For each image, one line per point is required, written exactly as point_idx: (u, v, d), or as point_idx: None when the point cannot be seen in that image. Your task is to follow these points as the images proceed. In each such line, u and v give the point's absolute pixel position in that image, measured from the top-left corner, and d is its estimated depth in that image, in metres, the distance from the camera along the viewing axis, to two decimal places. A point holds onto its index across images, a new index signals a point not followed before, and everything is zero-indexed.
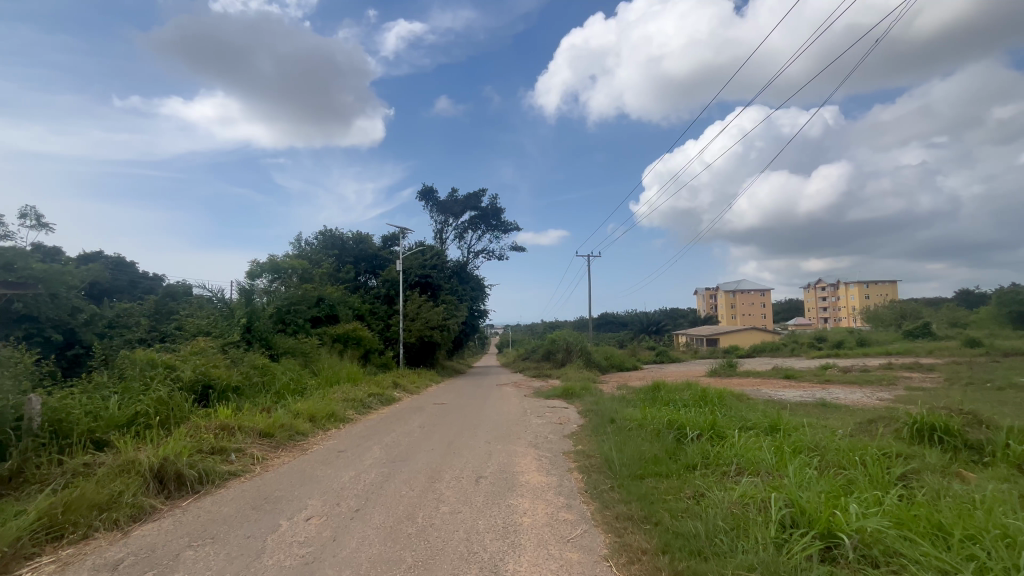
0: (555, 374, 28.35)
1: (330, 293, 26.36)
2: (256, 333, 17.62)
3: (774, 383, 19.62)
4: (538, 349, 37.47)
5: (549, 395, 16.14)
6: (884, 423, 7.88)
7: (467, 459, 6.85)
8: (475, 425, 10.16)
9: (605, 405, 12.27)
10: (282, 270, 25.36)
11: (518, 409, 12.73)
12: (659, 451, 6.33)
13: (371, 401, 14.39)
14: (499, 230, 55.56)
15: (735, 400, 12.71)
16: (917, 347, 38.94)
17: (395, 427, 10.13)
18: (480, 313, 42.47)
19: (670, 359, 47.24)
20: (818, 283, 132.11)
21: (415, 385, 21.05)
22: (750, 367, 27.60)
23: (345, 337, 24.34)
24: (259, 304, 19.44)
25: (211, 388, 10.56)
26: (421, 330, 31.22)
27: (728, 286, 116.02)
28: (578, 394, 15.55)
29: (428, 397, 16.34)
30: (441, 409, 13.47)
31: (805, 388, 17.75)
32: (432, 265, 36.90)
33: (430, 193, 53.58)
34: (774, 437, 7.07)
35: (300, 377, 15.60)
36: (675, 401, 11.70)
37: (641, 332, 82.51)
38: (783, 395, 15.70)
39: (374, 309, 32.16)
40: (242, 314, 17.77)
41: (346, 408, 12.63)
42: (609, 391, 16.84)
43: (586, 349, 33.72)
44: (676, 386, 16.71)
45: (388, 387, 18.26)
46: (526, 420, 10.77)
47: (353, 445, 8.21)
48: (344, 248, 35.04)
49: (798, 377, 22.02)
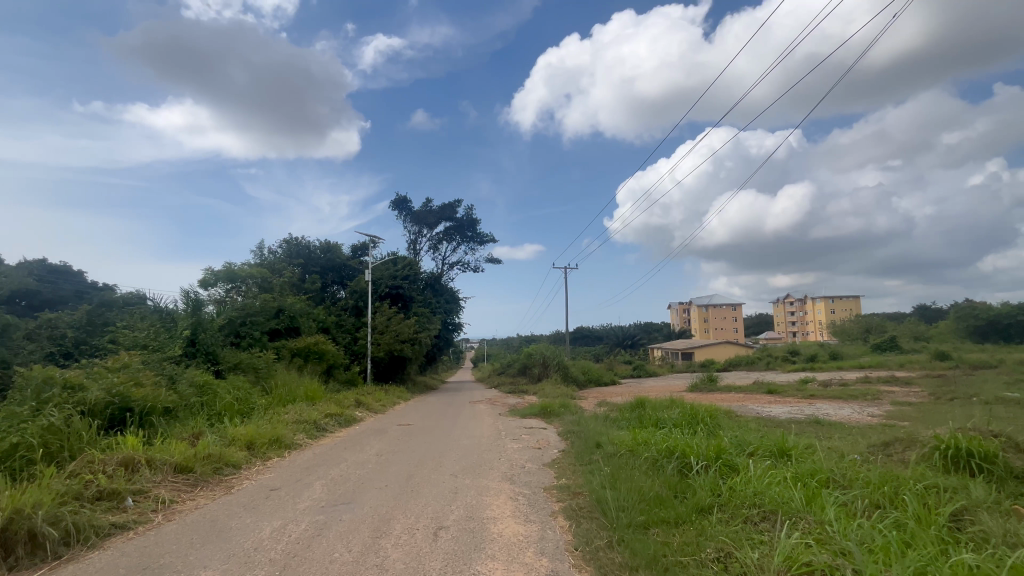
0: (532, 390, 27.10)
1: (291, 304, 24.55)
2: (200, 346, 15.80)
3: (758, 399, 18.87)
4: (514, 363, 36.19)
5: (526, 414, 14.92)
6: (904, 446, 7.00)
7: (427, 502, 5.54)
8: (442, 451, 8.83)
9: (589, 425, 11.13)
10: (235, 279, 23.38)
11: (492, 431, 11.43)
12: (661, 488, 5.22)
13: (328, 423, 12.83)
14: (475, 241, 54.45)
15: (728, 420, 11.73)
16: (887, 360, 39.44)
17: (349, 455, 8.73)
18: (454, 326, 40.98)
19: (647, 373, 46.65)
20: (787, 298, 135.52)
21: (382, 404, 19.50)
22: (730, 381, 26.99)
23: (306, 352, 22.53)
24: (207, 315, 17.62)
25: (129, 411, 8.94)
26: (391, 344, 29.59)
27: (701, 300, 117.66)
28: (558, 412, 14.36)
29: (394, 417, 14.87)
30: (406, 430, 12.08)
31: (792, 404, 17.03)
32: (404, 275, 35.38)
33: (403, 202, 52.24)
34: (790, 466, 6.05)
35: (248, 396, 13.89)
36: (664, 422, 10.63)
37: (617, 346, 82.25)
38: (772, 412, 14.90)
39: (340, 322, 30.38)
40: (185, 324, 15.93)
41: (296, 432, 11.08)
42: (590, 409, 15.73)
43: (564, 363, 32.65)
44: (661, 402, 15.71)
45: (350, 406, 16.68)
46: (502, 444, 9.49)
47: (291, 482, 6.79)
48: (310, 257, 33.30)
49: (781, 392, 21.42)
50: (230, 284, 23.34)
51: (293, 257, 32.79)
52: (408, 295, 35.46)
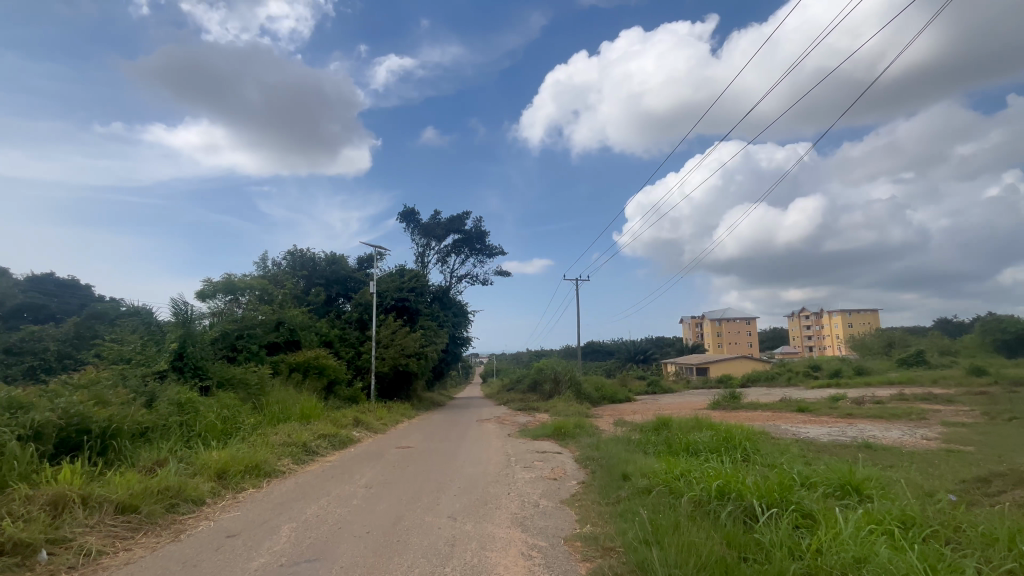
0: (543, 407, 25.68)
1: (291, 316, 23.52)
2: (188, 360, 14.69)
3: (790, 418, 17.36)
4: (524, 379, 34.82)
5: (539, 435, 13.55)
6: (1011, 486, 5.62)
7: (414, 560, 4.31)
8: (442, 481, 7.59)
9: (612, 450, 9.78)
10: (236, 289, 22.66)
11: (501, 456, 10.10)
12: (722, 547, 3.94)
13: (320, 446, 11.60)
14: (483, 254, 53.52)
15: (769, 444, 10.30)
16: (918, 376, 37.39)
17: (335, 486, 7.48)
18: (462, 340, 39.78)
19: (662, 389, 44.84)
20: (802, 312, 132.66)
21: (384, 422, 18.26)
22: (754, 398, 25.38)
23: (305, 366, 21.39)
24: (199, 327, 16.59)
25: (86, 435, 7.85)
26: (396, 359, 28.39)
27: (714, 314, 115.44)
28: (573, 434, 13.03)
29: (395, 438, 13.61)
30: (406, 455, 10.81)
31: (830, 424, 15.49)
32: (410, 287, 34.37)
33: (411, 213, 51.66)
34: (878, 513, 4.72)
35: (236, 416, 12.71)
36: (696, 447, 9.29)
37: (629, 360, 80.28)
38: (811, 433, 13.41)
39: (344, 335, 29.33)
40: (173, 336, 14.85)
41: (281, 456, 9.87)
42: (607, 430, 14.39)
43: (576, 379, 31.20)
44: (685, 422, 14.35)
45: (349, 425, 15.47)
46: (511, 473, 8.17)
47: (255, 526, 5.56)
48: (315, 268, 32.53)
49: (813, 410, 19.79)
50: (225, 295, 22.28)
51: (297, 268, 31.96)
52: (414, 308, 34.38)
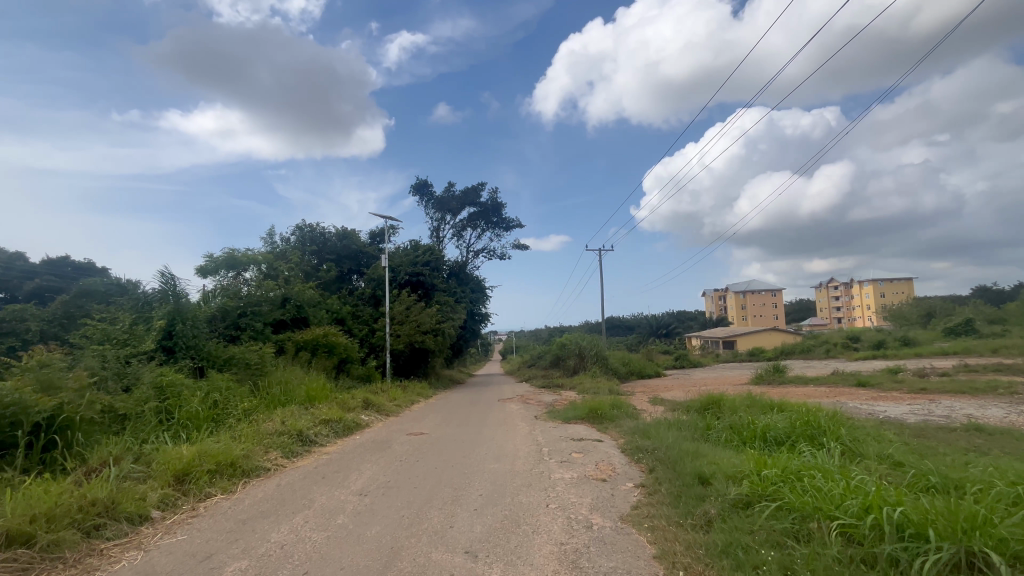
0: (568, 384, 24.02)
1: (298, 292, 22.07)
2: (178, 339, 13.20)
3: (854, 394, 15.29)
4: (546, 355, 33.17)
5: (572, 418, 11.78)
6: None
7: None
8: (458, 485, 5.86)
9: (668, 438, 7.93)
10: (244, 263, 22.13)
11: (530, 446, 8.33)
12: None
13: (321, 434, 10.02)
14: (500, 227, 51.48)
15: (862, 430, 8.35)
16: (972, 345, 34.65)
17: (321, 493, 5.79)
18: (481, 316, 38.19)
19: (690, 363, 42.78)
20: (832, 282, 127.80)
21: (398, 403, 16.74)
22: (800, 372, 23.25)
23: (314, 345, 19.96)
24: (193, 304, 15.13)
25: (20, 429, 6.38)
26: (411, 336, 26.88)
27: (738, 286, 111.87)
28: (611, 416, 11.24)
29: (408, 423, 12.00)
30: (418, 444, 9.15)
31: (906, 401, 13.41)
32: (425, 261, 32.71)
33: (424, 186, 49.74)
34: None
35: (228, 402, 11.22)
36: (775, 436, 7.42)
37: (651, 334, 78.02)
38: (893, 414, 11.40)
39: (357, 312, 27.96)
40: (161, 313, 13.36)
41: (267, 450, 8.29)
42: (649, 411, 12.56)
43: (603, 354, 29.36)
44: (739, 401, 12.44)
45: (359, 409, 13.92)
46: (546, 473, 6.40)
47: (191, 565, 3.89)
48: (325, 243, 31.13)
49: (876, 384, 17.62)
50: (234, 272, 21.83)
51: (305, 244, 30.54)
52: (430, 283, 32.74)
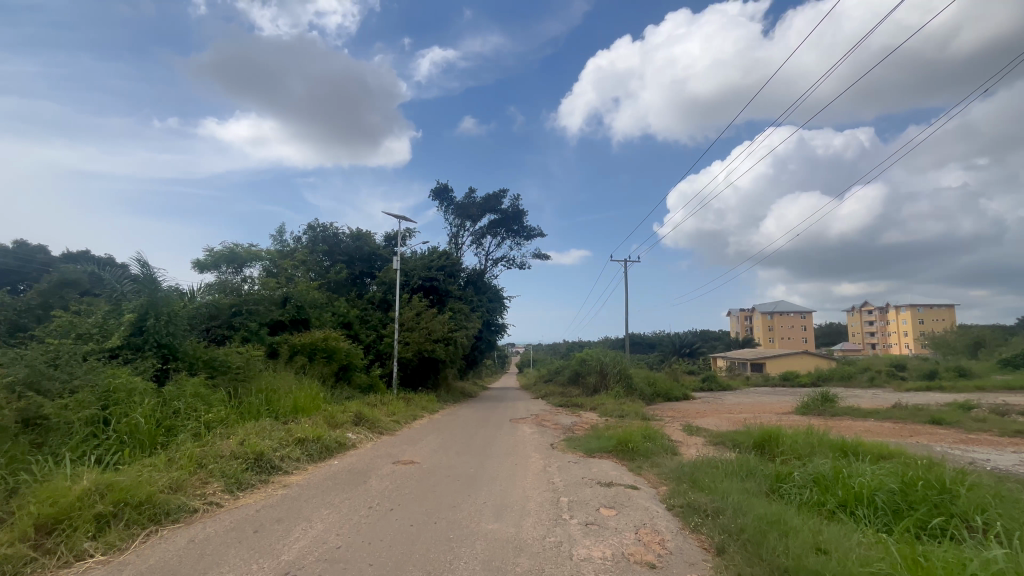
0: (588, 404, 21.81)
1: (301, 291, 20.52)
2: (148, 337, 11.57)
3: (935, 434, 12.78)
4: (565, 371, 30.94)
5: (596, 450, 9.68)
6: None
7: None
8: (435, 566, 3.93)
9: (732, 494, 5.85)
10: (247, 260, 20.90)
11: (544, 494, 6.31)
12: None
13: (288, 458, 8.21)
14: (521, 236, 49.80)
15: (998, 491, 6.13)
16: None
17: (233, 567, 3.93)
18: (497, 327, 36.27)
19: (718, 386, 39.86)
20: (865, 306, 122.07)
21: (397, 419, 14.86)
22: (852, 402, 20.59)
23: (312, 350, 18.34)
24: (175, 296, 13.60)
25: None
26: (421, 344, 25.08)
27: (766, 307, 107.49)
28: (645, 451, 9.15)
29: (398, 449, 10.09)
30: (402, 478, 7.25)
31: (1008, 447, 10.94)
32: (440, 266, 31.08)
33: (444, 190, 48.55)
34: None
35: (190, 413, 9.56)
36: (879, 500, 5.38)
37: (674, 353, 74.57)
38: (1006, 466, 9.00)
39: (365, 316, 26.39)
40: (133, 305, 11.81)
41: (207, 480, 6.52)
42: (690, 448, 10.39)
43: (626, 372, 27.02)
44: (801, 439, 10.18)
45: (348, 425, 12.08)
46: (566, 548, 4.42)
47: None
48: (337, 244, 29.91)
49: (953, 423, 14.98)
50: (241, 268, 20.67)
51: (317, 244, 29.35)
52: (444, 290, 31.04)
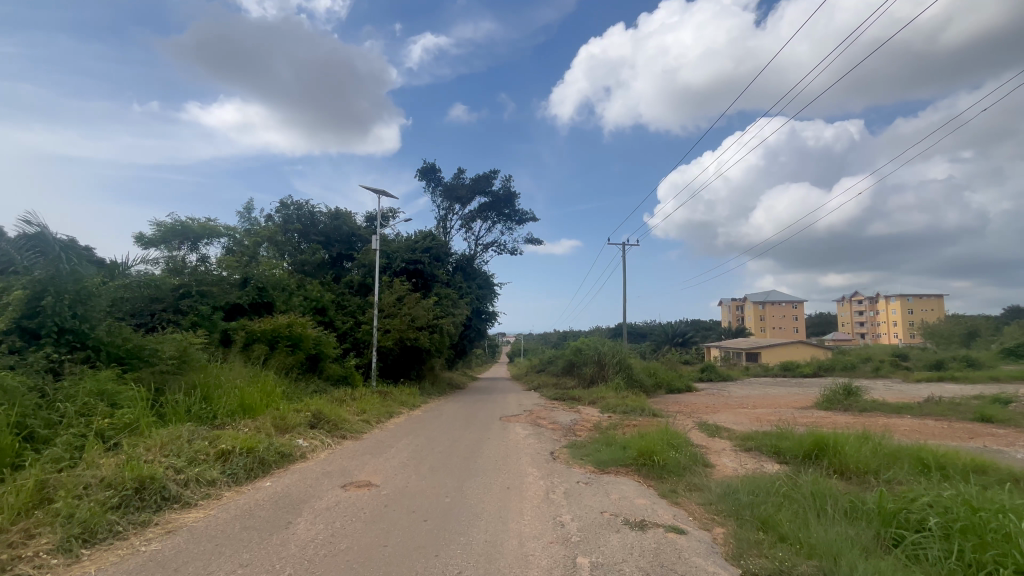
0: (587, 397, 19.80)
1: (257, 270, 17.74)
2: (45, 319, 9.14)
3: (1000, 437, 10.91)
4: (559, 361, 28.94)
5: (611, 464, 7.57)
6: None
7: None
8: None
9: (847, 558, 3.79)
10: (202, 236, 18.28)
11: (552, 552, 4.14)
12: None
13: (194, 484, 5.97)
14: (512, 219, 47.45)
15: None
16: None
17: None
18: (487, 315, 34.10)
19: (718, 377, 38.17)
20: (856, 296, 122.02)
21: (367, 418, 12.62)
22: (874, 395, 18.83)
23: (273, 337, 15.87)
24: (93, 269, 11.13)
25: None
26: (403, 332, 22.81)
27: (758, 296, 106.59)
28: (676, 467, 7.04)
29: (358, 462, 7.85)
30: (346, 516, 5.05)
31: None
32: (424, 248, 28.69)
33: (431, 170, 46.00)
34: None
35: (79, 419, 7.26)
36: None
37: (667, 342, 73.01)
38: None
39: (342, 302, 24.05)
40: (27, 280, 9.29)
41: (36, 533, 4.29)
42: (724, 460, 8.37)
43: (626, 362, 25.01)
44: (864, 445, 8.17)
45: (301, 428, 9.82)
46: None
47: None
48: (313, 224, 27.55)
49: (1004, 421, 13.20)
50: (199, 245, 18.22)
51: (289, 224, 26.95)
52: (429, 274, 28.69)
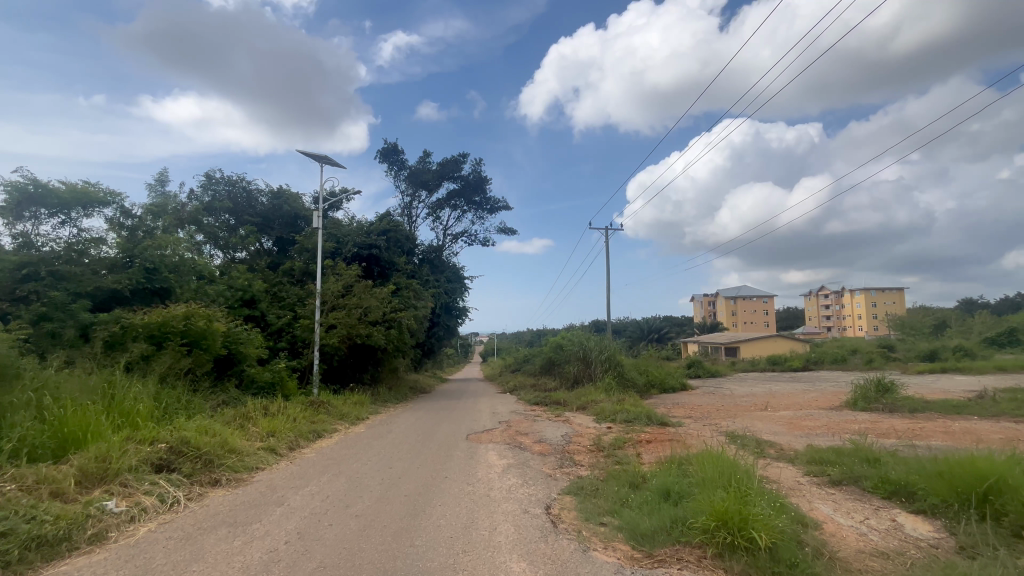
0: (574, 401, 16.36)
1: (146, 248, 13.46)
2: None
3: None
4: (537, 360, 25.50)
5: (662, 542, 4.15)
6: None
7: None
8: None
9: None
10: (75, 205, 13.87)
11: None
12: None
13: None
14: (484, 208, 43.71)
15: None
16: None
17: None
18: (457, 312, 30.33)
19: (706, 373, 35.52)
20: (823, 291, 123.80)
21: (275, 444, 8.81)
22: (906, 392, 16.13)
23: (160, 334, 11.69)
24: None
25: None
26: (352, 328, 18.89)
27: (730, 291, 106.22)
28: (795, 555, 3.66)
29: (183, 559, 4.03)
30: None
31: None
32: (382, 232, 24.74)
33: (393, 152, 41.84)
34: None
35: None
36: None
37: (643, 338, 70.94)
38: None
39: (279, 293, 20.00)
40: None
41: None
42: (830, 516, 5.08)
43: (615, 359, 21.75)
44: None
45: (135, 477, 5.94)
46: None
47: None
48: (247, 202, 23.19)
49: None
50: (70, 216, 13.80)
51: (215, 202, 22.58)
52: (387, 262, 24.77)
